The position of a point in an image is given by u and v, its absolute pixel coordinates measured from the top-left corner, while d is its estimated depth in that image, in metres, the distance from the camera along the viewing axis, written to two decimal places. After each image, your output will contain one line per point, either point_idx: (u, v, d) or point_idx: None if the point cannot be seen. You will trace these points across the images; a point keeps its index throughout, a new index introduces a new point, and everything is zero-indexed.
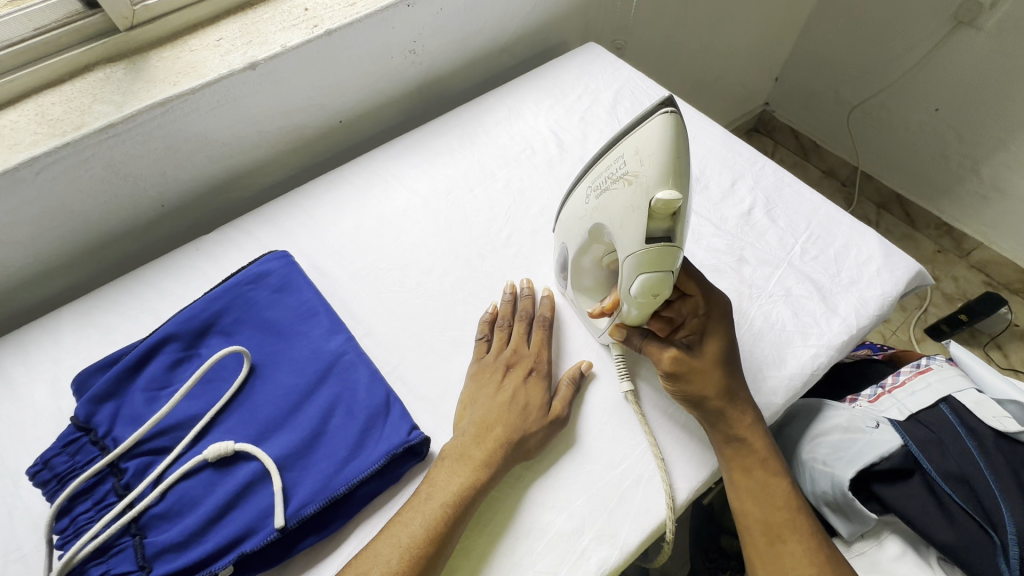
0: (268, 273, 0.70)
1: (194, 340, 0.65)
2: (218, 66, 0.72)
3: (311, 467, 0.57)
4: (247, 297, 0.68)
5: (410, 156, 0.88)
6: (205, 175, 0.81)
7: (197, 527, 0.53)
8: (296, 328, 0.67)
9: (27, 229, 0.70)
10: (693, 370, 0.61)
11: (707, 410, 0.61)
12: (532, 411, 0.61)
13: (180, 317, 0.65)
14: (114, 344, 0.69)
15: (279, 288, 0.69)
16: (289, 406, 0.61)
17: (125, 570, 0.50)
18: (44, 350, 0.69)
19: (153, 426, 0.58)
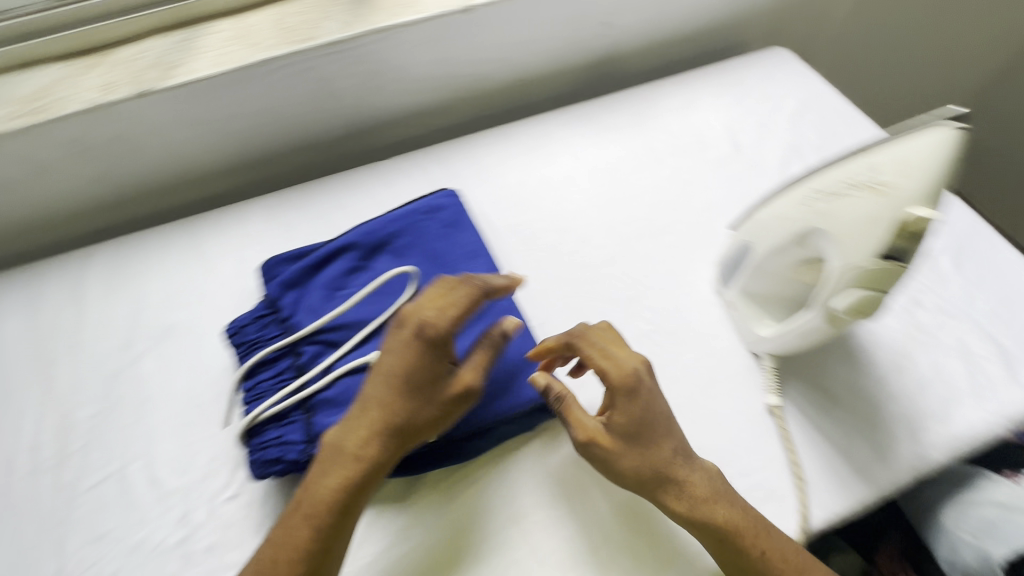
0: (442, 207, 0.73)
1: (369, 253, 0.70)
2: (436, 5, 0.76)
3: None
4: (421, 225, 0.72)
5: (580, 127, 0.88)
6: (392, 105, 0.85)
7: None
8: (459, 264, 0.70)
9: (242, 123, 0.77)
10: (609, 457, 0.54)
11: (630, 474, 0.54)
12: (419, 413, 0.53)
13: (362, 229, 0.70)
14: (293, 242, 0.76)
15: (449, 224, 0.72)
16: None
17: (295, 440, 0.56)
18: (234, 233, 0.77)
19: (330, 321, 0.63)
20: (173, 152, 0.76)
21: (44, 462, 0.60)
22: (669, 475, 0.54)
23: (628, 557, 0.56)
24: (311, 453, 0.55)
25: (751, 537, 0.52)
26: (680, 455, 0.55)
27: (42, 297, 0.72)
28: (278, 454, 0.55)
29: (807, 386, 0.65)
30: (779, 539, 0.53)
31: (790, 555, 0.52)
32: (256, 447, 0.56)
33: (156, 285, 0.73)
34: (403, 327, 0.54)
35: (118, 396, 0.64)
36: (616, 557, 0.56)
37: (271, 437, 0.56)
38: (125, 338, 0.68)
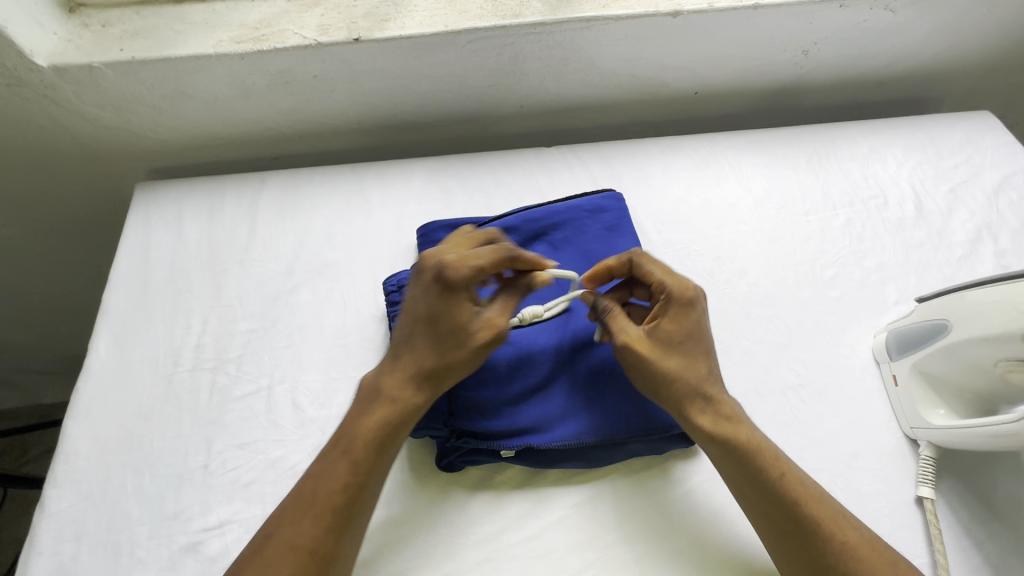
0: (605, 209, 0.72)
1: (526, 240, 0.70)
2: (646, 4, 0.74)
3: (600, 401, 0.59)
4: (582, 222, 0.71)
5: (752, 154, 0.84)
6: (567, 94, 0.84)
7: (497, 402, 0.59)
8: None
9: (429, 84, 0.79)
10: (637, 360, 0.56)
11: (664, 384, 0.56)
12: (458, 356, 0.55)
13: (525, 215, 0.70)
14: (450, 209, 0.77)
15: (610, 227, 0.71)
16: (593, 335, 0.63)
17: (439, 409, 0.58)
18: (396, 188, 0.79)
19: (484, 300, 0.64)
20: (359, 99, 0.79)
21: (204, 362, 0.65)
22: (642, 355, 0.56)
23: None
24: (453, 425, 0.58)
25: (772, 461, 0.54)
26: (710, 380, 0.57)
27: (219, 208, 0.77)
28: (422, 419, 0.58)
29: (965, 488, 0.60)
30: (796, 471, 0.54)
31: (807, 485, 0.53)
32: None
33: (320, 221, 0.76)
34: (426, 272, 0.56)
35: (275, 319, 0.68)
36: None
37: None
38: (287, 265, 0.72)
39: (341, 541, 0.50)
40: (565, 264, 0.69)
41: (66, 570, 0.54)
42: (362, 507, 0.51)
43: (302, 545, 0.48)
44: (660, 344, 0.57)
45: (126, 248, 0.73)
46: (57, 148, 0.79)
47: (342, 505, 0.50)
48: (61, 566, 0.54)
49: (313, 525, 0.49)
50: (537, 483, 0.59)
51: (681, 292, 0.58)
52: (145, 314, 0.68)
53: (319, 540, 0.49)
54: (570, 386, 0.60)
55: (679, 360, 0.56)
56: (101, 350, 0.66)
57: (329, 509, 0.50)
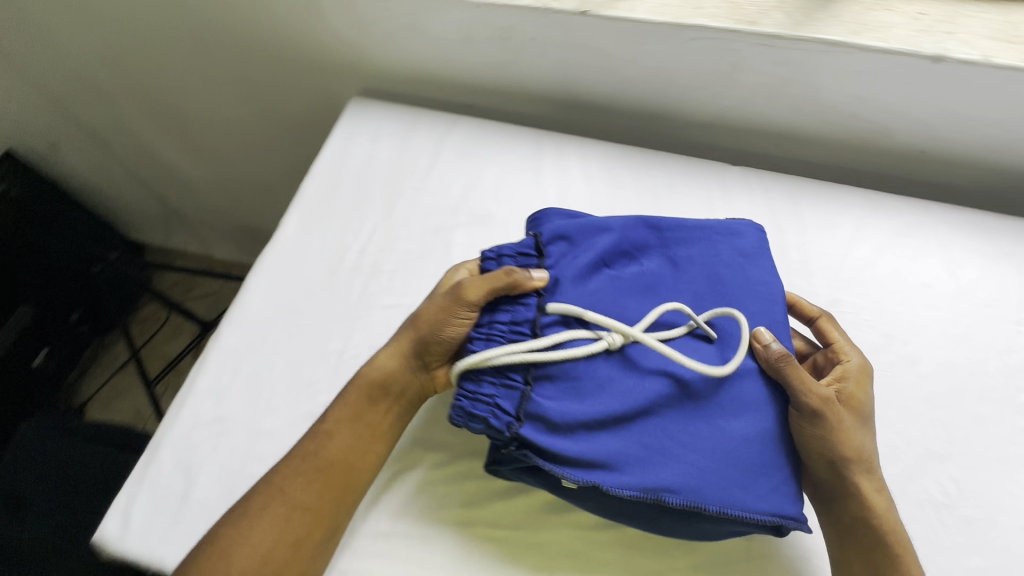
0: (740, 235, 0.63)
1: (646, 248, 0.62)
2: (904, 41, 0.66)
3: (693, 465, 0.50)
4: (714, 244, 0.62)
5: (970, 236, 0.73)
6: (773, 116, 0.79)
7: (573, 421, 0.51)
8: (741, 305, 0.58)
9: (636, 72, 0.78)
10: (826, 420, 0.54)
11: (848, 455, 0.54)
12: (427, 311, 0.60)
13: (649, 218, 0.64)
14: (616, 198, 0.77)
15: (746, 255, 0.61)
16: (701, 376, 0.53)
17: (506, 411, 0.52)
18: (571, 163, 0.81)
19: (588, 297, 0.56)
20: (564, 70, 0.81)
21: (362, 267, 0.73)
22: (829, 418, 0.54)
23: None
24: (517, 431, 0.50)
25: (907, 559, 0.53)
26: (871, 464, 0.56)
27: (411, 136, 0.84)
28: (487, 414, 0.52)
29: None
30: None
31: None
32: (470, 393, 0.53)
33: (493, 173, 0.80)
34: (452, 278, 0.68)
35: (429, 248, 0.74)
36: None
37: (486, 393, 0.53)
38: (453, 206, 0.77)
39: (307, 489, 0.54)
40: (685, 283, 0.60)
41: (218, 395, 0.64)
42: (322, 463, 0.55)
43: (275, 484, 0.54)
44: (852, 411, 0.56)
45: (330, 147, 0.83)
46: (303, 53, 0.92)
47: (313, 457, 0.56)
48: (216, 389, 0.65)
49: (289, 468, 0.55)
50: None
51: (858, 363, 0.60)
52: (329, 208, 0.78)
53: (290, 481, 0.54)
54: (660, 432, 0.51)
55: (864, 430, 0.56)
56: (289, 227, 0.76)
57: (301, 456, 0.56)
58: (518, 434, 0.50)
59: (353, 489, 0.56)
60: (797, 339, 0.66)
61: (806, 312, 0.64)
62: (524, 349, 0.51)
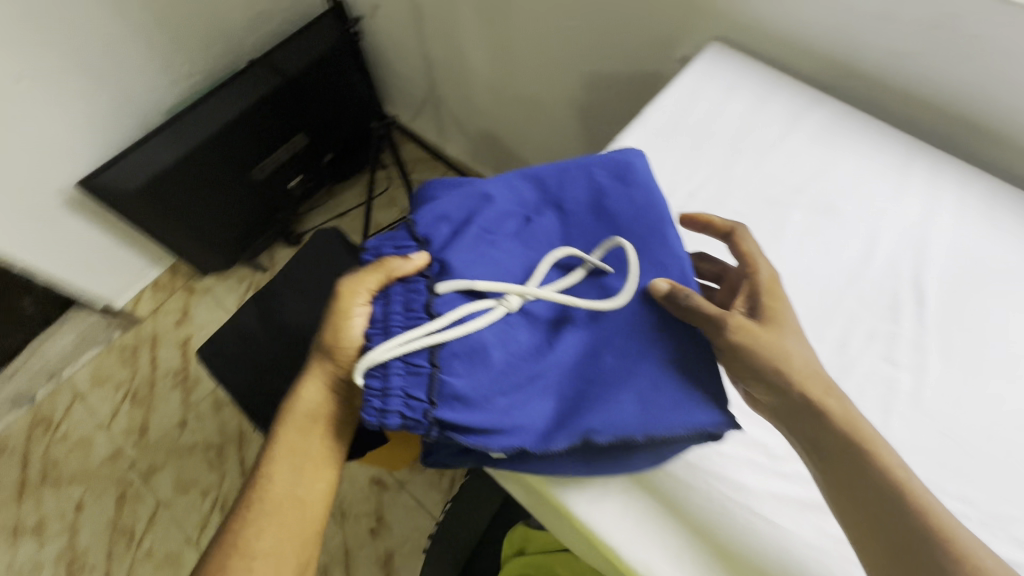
0: (625, 165, 0.65)
1: (536, 204, 0.64)
2: None
3: (617, 399, 0.53)
4: (595, 180, 0.64)
5: None
6: None
7: (484, 392, 0.51)
8: (632, 228, 0.61)
9: None
10: (755, 349, 0.54)
11: (789, 372, 0.53)
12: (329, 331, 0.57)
13: (526, 171, 0.65)
14: (989, 244, 0.67)
15: (625, 180, 0.63)
16: (582, 329, 0.56)
17: (417, 397, 0.50)
18: (943, 185, 0.71)
19: (472, 260, 0.56)
20: (982, 81, 0.70)
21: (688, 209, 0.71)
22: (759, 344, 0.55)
23: None
24: (434, 417, 0.50)
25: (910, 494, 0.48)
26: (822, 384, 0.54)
27: (765, 99, 0.79)
28: (400, 408, 0.50)
29: None
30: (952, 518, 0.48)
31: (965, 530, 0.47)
32: (375, 394, 0.50)
33: (846, 168, 0.73)
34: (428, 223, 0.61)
35: (761, 219, 0.70)
36: None
37: (394, 386, 0.50)
38: (796, 184, 0.72)
39: (264, 529, 0.57)
40: (577, 226, 0.62)
41: None
42: (281, 498, 0.59)
43: (228, 536, 0.57)
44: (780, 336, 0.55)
45: (680, 83, 0.81)
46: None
47: (257, 503, 0.58)
48: None
49: (237, 518, 0.58)
50: None
51: (766, 272, 0.60)
52: (666, 142, 0.76)
53: (248, 521, 0.58)
54: (561, 382, 0.55)
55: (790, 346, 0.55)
56: (624, 146, 0.76)
57: (245, 506, 0.59)
58: (439, 419, 0.50)
59: (308, 519, 0.59)
60: (708, 264, 0.66)
61: (719, 229, 0.63)
62: (420, 336, 0.50)
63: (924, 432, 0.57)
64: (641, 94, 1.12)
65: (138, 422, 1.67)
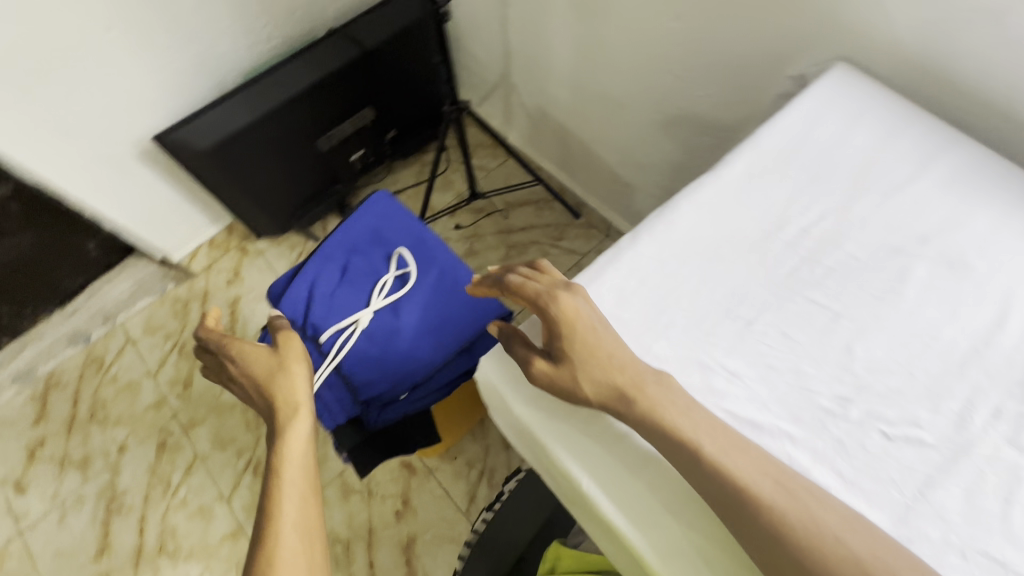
0: (376, 214, 0.95)
1: (369, 252, 0.93)
2: None
3: (443, 332, 0.86)
4: (371, 229, 0.94)
5: None
6: None
7: (381, 372, 0.85)
8: (421, 254, 0.92)
9: None
10: (553, 379, 0.59)
11: (586, 397, 0.57)
12: (257, 364, 0.74)
13: (340, 241, 0.93)
14: None
15: (384, 225, 0.95)
16: (403, 307, 0.87)
17: (346, 397, 0.85)
18: None
19: (328, 311, 0.87)
20: None
21: (799, 245, 0.66)
22: (561, 380, 0.58)
23: None
24: (361, 400, 0.84)
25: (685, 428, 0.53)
26: (602, 359, 0.57)
27: (896, 134, 0.72)
28: (347, 411, 0.85)
29: None
30: (725, 446, 0.52)
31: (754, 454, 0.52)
32: (328, 415, 0.85)
33: (983, 220, 0.66)
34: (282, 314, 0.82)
35: (882, 267, 0.64)
36: None
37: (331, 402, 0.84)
38: (923, 232, 0.66)
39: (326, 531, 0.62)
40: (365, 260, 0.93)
41: (623, 295, 0.64)
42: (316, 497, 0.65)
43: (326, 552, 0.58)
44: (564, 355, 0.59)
45: (799, 106, 0.75)
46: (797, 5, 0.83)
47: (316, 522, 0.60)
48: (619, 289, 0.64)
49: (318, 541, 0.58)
50: None
51: (562, 304, 0.60)
52: (780, 169, 0.70)
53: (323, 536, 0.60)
54: (405, 352, 0.85)
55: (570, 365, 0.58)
56: (732, 169, 0.71)
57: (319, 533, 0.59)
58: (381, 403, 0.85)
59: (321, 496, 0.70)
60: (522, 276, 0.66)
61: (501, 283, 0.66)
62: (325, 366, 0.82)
63: None
64: (738, 109, 1.05)
65: (183, 375, 1.71)
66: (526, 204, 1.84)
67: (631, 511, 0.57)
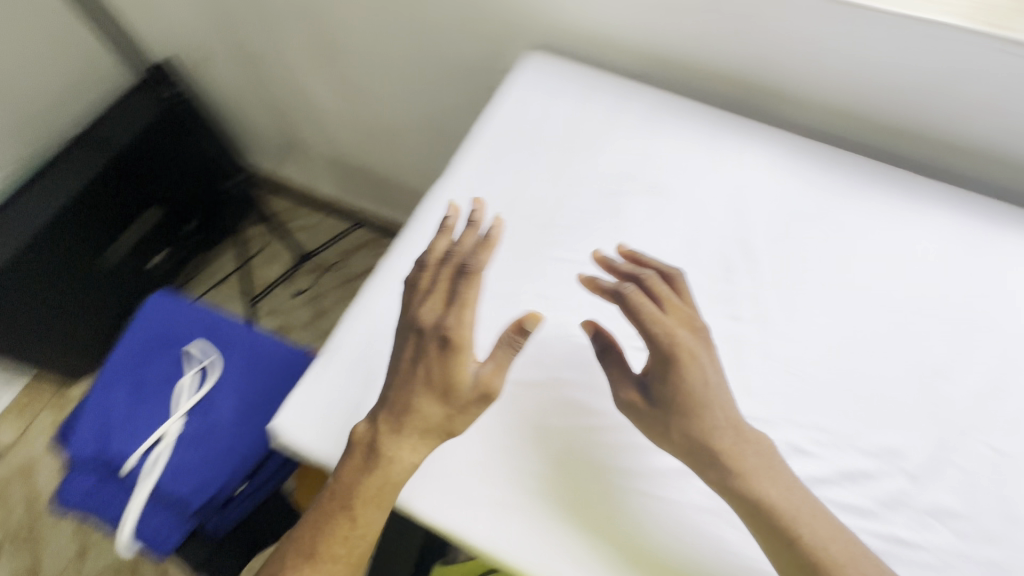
0: (158, 316, 0.89)
1: (161, 357, 0.87)
2: None
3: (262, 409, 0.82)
4: (157, 333, 0.88)
5: None
6: (985, 133, 0.74)
7: (205, 475, 0.78)
8: (219, 339, 0.88)
9: (842, 64, 0.74)
10: (383, 446, 0.56)
11: (700, 443, 0.55)
12: (419, 381, 0.57)
13: (124, 357, 0.86)
14: (796, 192, 0.75)
15: (171, 324, 0.89)
16: (211, 400, 0.82)
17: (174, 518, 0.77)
18: (751, 147, 0.78)
19: (127, 434, 0.80)
20: (762, 52, 0.78)
21: (534, 216, 0.73)
22: (448, 386, 0.57)
23: None
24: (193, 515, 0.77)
25: (720, 430, 0.56)
26: (727, 422, 0.56)
27: (590, 98, 0.83)
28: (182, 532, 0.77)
29: None
30: (706, 401, 0.56)
31: (716, 420, 0.56)
32: (160, 545, 0.76)
33: (670, 148, 0.78)
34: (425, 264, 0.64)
35: (604, 212, 0.74)
36: None
37: (158, 529, 0.76)
38: (627, 171, 0.77)
39: None
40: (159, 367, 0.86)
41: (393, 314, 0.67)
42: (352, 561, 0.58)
43: None
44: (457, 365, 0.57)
45: (509, 96, 0.84)
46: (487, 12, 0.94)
47: None
48: (390, 308, 0.67)
49: None
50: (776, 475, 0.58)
51: (685, 341, 0.59)
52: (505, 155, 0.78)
53: None
54: (227, 445, 0.80)
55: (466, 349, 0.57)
56: (465, 168, 0.77)
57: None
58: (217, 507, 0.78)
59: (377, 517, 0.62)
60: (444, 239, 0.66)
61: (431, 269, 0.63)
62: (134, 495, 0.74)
63: (773, 374, 0.63)
64: None
65: (21, 568, 1.44)
66: (361, 248, 1.80)
67: (455, 506, 0.58)
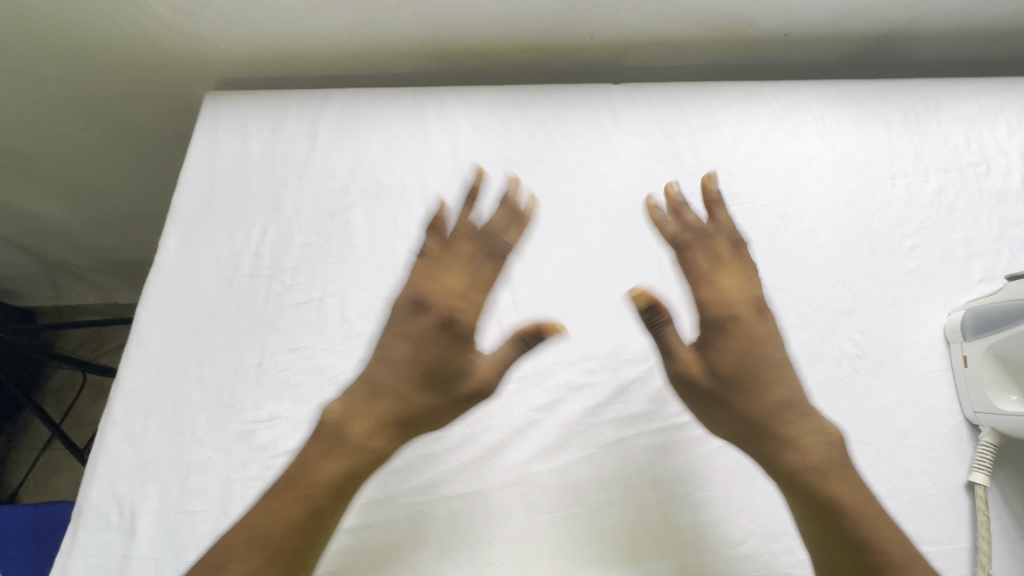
0: None
1: None
2: None
3: None
4: None
5: (840, 106, 0.77)
6: (644, 26, 0.78)
7: None
8: None
9: (495, 6, 0.75)
10: (385, 381, 0.54)
11: (742, 379, 0.51)
12: (399, 378, 0.54)
13: None
14: (506, 142, 0.75)
15: None
16: None
17: None
18: (454, 114, 0.78)
19: None
20: (423, 18, 0.76)
21: (261, 268, 0.68)
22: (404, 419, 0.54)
23: (738, 541, 0.55)
24: None
25: (777, 399, 0.50)
26: (800, 401, 0.51)
27: (283, 121, 0.78)
28: None
29: (1008, 466, 0.58)
30: (787, 418, 0.49)
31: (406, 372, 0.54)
32: None
33: (377, 144, 0.76)
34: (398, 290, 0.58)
35: (329, 235, 0.70)
36: (729, 534, 0.55)
37: None
38: (343, 184, 0.73)
39: None
40: None
41: (138, 439, 0.60)
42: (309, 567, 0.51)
43: None
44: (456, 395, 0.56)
45: (195, 150, 0.76)
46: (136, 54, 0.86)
47: None
48: (131, 435, 0.60)
49: None
50: (561, 421, 0.60)
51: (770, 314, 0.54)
52: (210, 216, 0.72)
53: None
54: None
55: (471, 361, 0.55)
56: (169, 247, 0.70)
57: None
58: None
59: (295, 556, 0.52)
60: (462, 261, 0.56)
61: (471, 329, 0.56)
62: None
63: None
64: None
65: None
66: None
67: None
